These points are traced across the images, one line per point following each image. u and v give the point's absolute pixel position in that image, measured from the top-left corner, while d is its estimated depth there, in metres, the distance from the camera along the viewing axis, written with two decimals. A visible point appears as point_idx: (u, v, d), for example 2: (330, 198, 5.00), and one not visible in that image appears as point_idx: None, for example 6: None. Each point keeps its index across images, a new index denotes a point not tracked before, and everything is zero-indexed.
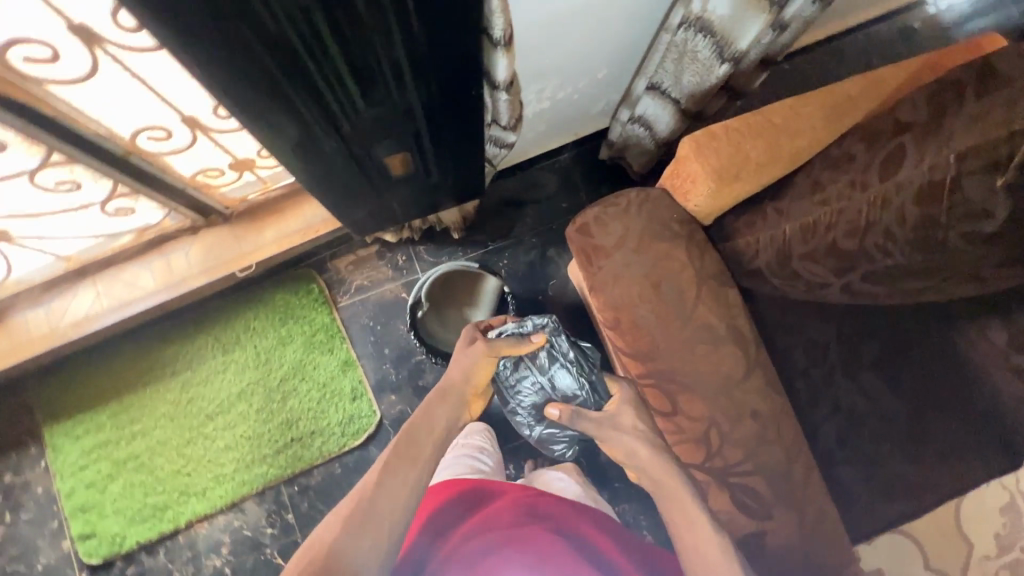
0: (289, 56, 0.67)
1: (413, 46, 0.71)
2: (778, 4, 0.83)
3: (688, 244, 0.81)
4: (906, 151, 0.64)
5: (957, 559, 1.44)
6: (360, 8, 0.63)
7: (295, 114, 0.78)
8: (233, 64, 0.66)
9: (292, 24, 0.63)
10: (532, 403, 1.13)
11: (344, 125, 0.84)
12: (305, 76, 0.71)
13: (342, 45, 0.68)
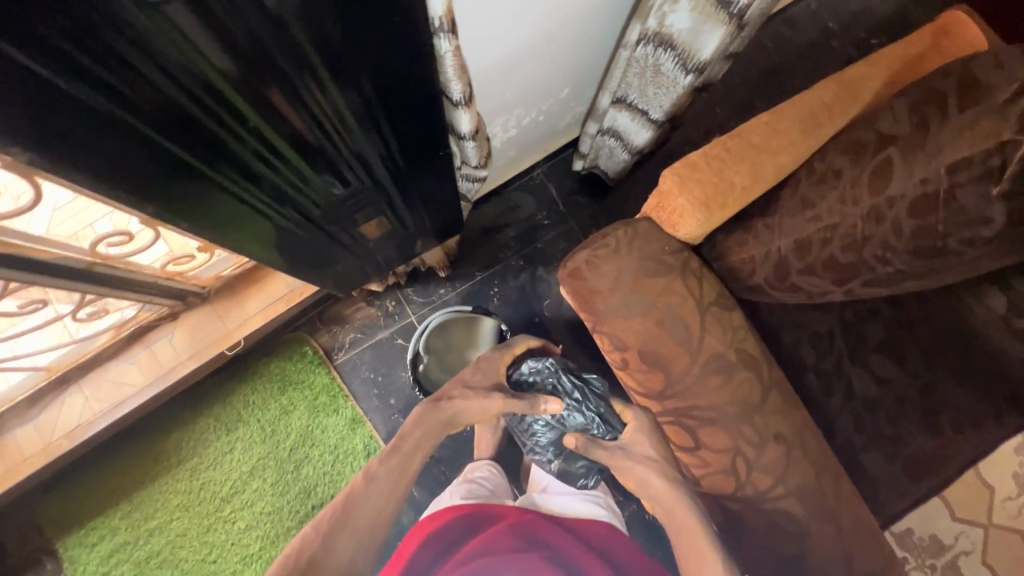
0: (241, 166, 0.63)
1: (372, 129, 0.67)
2: (738, 16, 0.79)
3: (685, 274, 0.79)
4: (894, 165, 0.62)
5: (981, 505, 1.46)
6: (311, 111, 0.59)
7: (261, 214, 0.74)
8: (186, 189, 0.62)
9: (239, 138, 0.58)
10: (550, 440, 1.16)
11: (313, 211, 0.80)
12: (265, 180, 0.67)
13: (295, 145, 0.64)
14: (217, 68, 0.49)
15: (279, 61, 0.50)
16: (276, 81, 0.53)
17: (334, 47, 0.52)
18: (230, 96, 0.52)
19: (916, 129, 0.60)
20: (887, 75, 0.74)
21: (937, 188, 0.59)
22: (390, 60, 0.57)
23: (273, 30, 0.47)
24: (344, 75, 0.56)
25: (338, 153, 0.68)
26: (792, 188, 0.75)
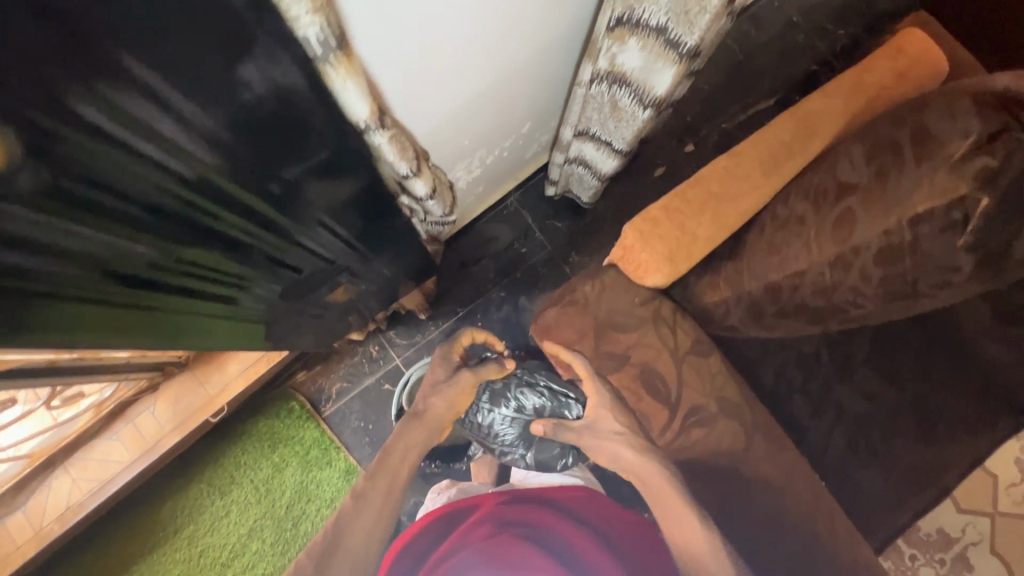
0: (188, 289, 0.59)
1: (310, 209, 0.64)
2: (689, 55, 0.76)
3: (656, 324, 0.78)
4: (856, 213, 0.60)
5: (986, 494, 1.45)
6: (245, 216, 0.56)
7: (219, 318, 0.71)
8: (139, 330, 0.58)
9: (178, 267, 0.55)
10: (510, 436, 1.00)
11: (271, 295, 0.77)
12: (215, 290, 0.64)
13: (237, 253, 0.60)
14: (137, 218, 0.45)
15: (196, 189, 0.47)
16: (200, 209, 0.50)
17: (247, 157, 0.49)
18: (157, 236, 0.49)
19: (875, 178, 0.57)
20: (845, 106, 0.72)
21: (902, 238, 0.57)
22: (308, 151, 0.54)
23: (180, 158, 0.44)
24: (268, 178, 0.54)
25: (281, 241, 0.66)
26: (758, 231, 0.72)
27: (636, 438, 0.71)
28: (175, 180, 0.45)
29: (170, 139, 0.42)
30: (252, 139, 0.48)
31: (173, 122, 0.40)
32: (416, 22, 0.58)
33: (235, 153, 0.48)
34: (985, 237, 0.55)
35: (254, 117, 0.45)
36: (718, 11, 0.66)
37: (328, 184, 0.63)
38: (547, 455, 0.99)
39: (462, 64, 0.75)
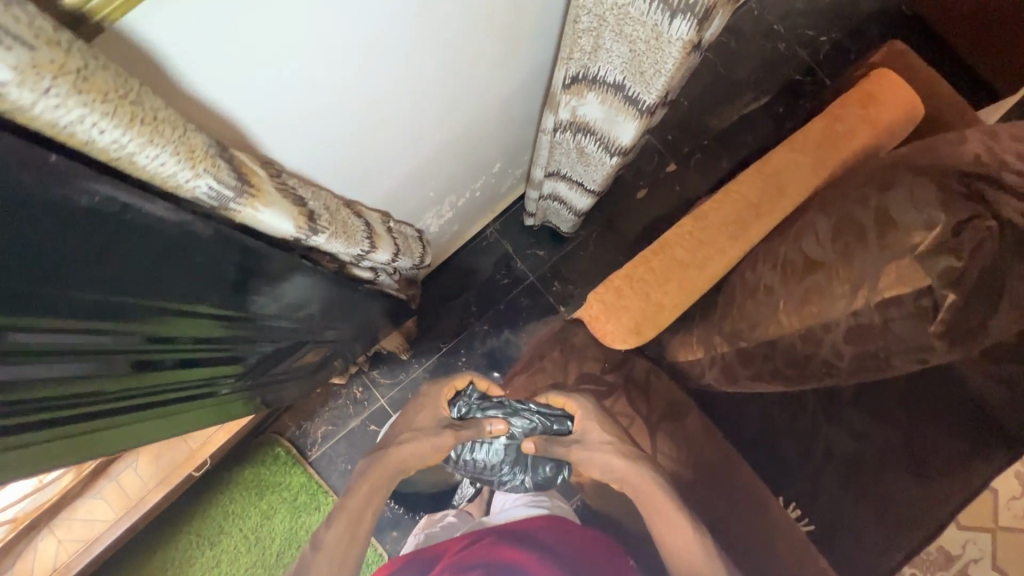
0: (157, 403, 0.58)
1: (264, 304, 0.61)
2: (650, 110, 0.72)
3: (629, 389, 0.81)
4: (823, 290, 0.56)
5: (986, 510, 1.43)
6: (192, 330, 0.53)
7: (183, 415, 0.67)
8: (117, 448, 0.57)
9: (142, 390, 0.54)
10: (513, 455, 0.98)
11: (237, 379, 0.74)
12: (173, 394, 0.60)
13: (201, 360, 0.59)
14: (87, 370, 0.44)
15: (145, 326, 0.46)
16: (139, 338, 0.46)
17: (197, 287, 0.48)
18: (112, 376, 0.47)
19: (840, 256, 0.55)
20: (814, 162, 0.68)
21: (871, 319, 0.54)
22: (264, 266, 0.53)
23: (109, 306, 0.40)
24: (223, 295, 0.52)
25: (238, 337, 0.62)
26: (728, 295, 0.70)
27: (625, 447, 0.70)
28: (122, 328, 0.43)
29: (111, 300, 0.40)
30: (194, 271, 0.45)
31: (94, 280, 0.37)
32: (339, 111, 0.55)
33: (181, 287, 0.46)
34: (961, 322, 0.50)
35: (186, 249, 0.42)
36: (672, 72, 0.62)
37: (293, 283, 0.61)
38: (539, 468, 0.98)
39: (409, 132, 0.71)
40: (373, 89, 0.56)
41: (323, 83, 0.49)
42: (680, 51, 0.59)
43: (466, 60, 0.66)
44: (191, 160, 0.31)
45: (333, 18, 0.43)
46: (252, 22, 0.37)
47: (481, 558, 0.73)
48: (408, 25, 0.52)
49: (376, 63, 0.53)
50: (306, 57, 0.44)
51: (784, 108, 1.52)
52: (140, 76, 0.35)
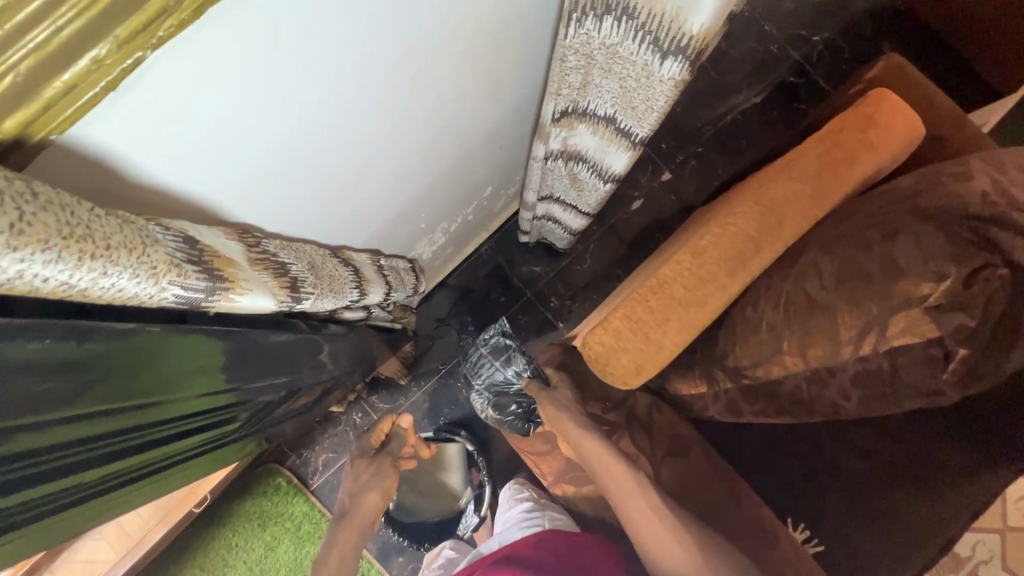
0: (157, 477, 0.56)
1: (261, 370, 0.58)
2: (643, 141, 0.70)
3: (628, 427, 0.83)
4: (829, 331, 0.55)
5: (995, 512, 1.41)
6: (189, 407, 0.50)
7: (180, 475, 0.65)
8: (101, 521, 0.54)
9: (139, 471, 0.51)
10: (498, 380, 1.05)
11: (237, 435, 0.71)
12: (174, 465, 0.58)
13: (200, 429, 0.57)
14: (83, 474, 0.41)
15: (138, 420, 0.43)
16: (136, 430, 0.44)
17: (191, 372, 0.45)
18: (107, 468, 0.44)
19: (845, 300, 0.53)
20: (813, 190, 0.66)
21: (879, 364, 0.53)
22: (259, 338, 0.51)
23: (105, 414, 0.38)
24: (216, 370, 0.50)
25: (235, 401, 0.60)
26: (730, 330, 0.67)
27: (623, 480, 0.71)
28: (114, 428, 0.40)
29: (102, 408, 0.37)
30: (186, 361, 0.43)
31: (91, 395, 0.35)
32: (314, 166, 0.52)
33: (175, 375, 0.43)
34: (973, 369, 0.50)
35: (178, 344, 0.40)
36: (665, 108, 0.60)
37: (292, 347, 0.59)
38: (508, 412, 1.03)
39: (392, 174, 0.69)
40: (349, 141, 0.54)
41: (292, 143, 0.47)
42: (672, 89, 0.56)
43: (447, 100, 0.64)
44: (157, 276, 0.29)
45: (299, 83, 0.41)
46: (215, 100, 0.35)
47: None
48: (381, 78, 0.49)
49: (350, 115, 0.50)
50: (271, 122, 0.42)
51: (779, 111, 1.49)
52: (102, 168, 0.34)
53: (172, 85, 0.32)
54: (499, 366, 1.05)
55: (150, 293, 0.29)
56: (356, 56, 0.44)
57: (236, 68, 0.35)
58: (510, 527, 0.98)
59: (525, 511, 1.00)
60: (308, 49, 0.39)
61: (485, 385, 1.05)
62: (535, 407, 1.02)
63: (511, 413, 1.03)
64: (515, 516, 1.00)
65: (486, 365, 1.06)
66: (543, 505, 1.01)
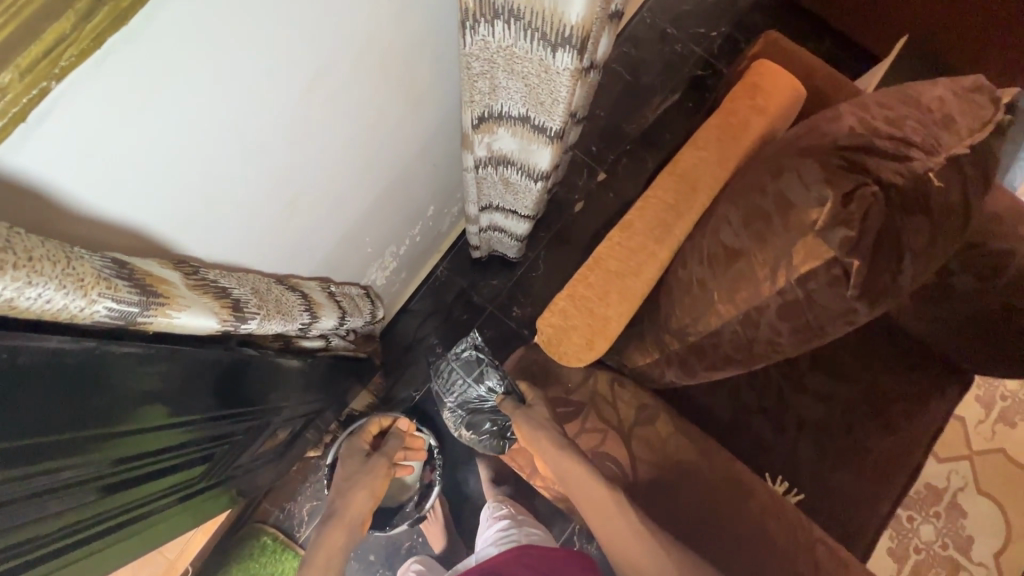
0: (127, 528, 0.55)
1: (218, 403, 0.59)
2: (558, 134, 0.75)
3: (596, 405, 0.81)
4: (748, 275, 0.59)
5: (957, 439, 1.50)
6: (150, 447, 0.51)
7: (157, 529, 0.64)
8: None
9: (104, 519, 0.50)
10: (472, 397, 1.06)
11: (210, 480, 0.71)
12: (145, 516, 0.58)
13: (165, 470, 0.56)
14: (41, 524, 0.41)
15: (89, 456, 0.43)
16: (93, 475, 0.45)
17: (141, 404, 0.46)
18: (68, 519, 0.44)
19: (754, 243, 0.58)
20: (718, 156, 0.73)
21: (796, 295, 0.56)
22: (210, 361, 0.51)
23: (54, 455, 0.39)
24: (169, 403, 0.50)
25: (200, 442, 0.60)
26: (668, 295, 0.71)
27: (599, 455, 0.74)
28: (62, 465, 0.40)
29: (44, 443, 0.37)
30: (132, 393, 0.44)
31: (39, 432, 0.36)
32: (250, 194, 0.55)
33: (125, 411, 0.44)
34: (876, 282, 0.54)
35: (118, 371, 0.41)
36: (568, 98, 0.65)
37: (246, 373, 0.60)
38: (482, 430, 1.05)
39: (331, 197, 0.71)
40: (277, 167, 0.56)
41: (222, 171, 0.49)
42: (569, 79, 0.61)
43: (371, 119, 0.68)
44: (83, 289, 0.30)
45: (217, 112, 0.44)
46: (134, 133, 0.38)
47: None
48: (300, 100, 0.53)
49: (273, 141, 0.53)
50: (197, 151, 0.45)
51: (695, 104, 1.60)
52: (28, 204, 0.35)
53: (89, 116, 0.34)
54: (472, 382, 1.05)
55: (78, 308, 0.31)
56: (269, 81, 0.47)
57: (150, 98, 0.37)
58: (488, 545, 1.13)
59: (503, 528, 1.15)
60: (218, 76, 0.41)
61: (457, 403, 1.05)
62: (510, 424, 1.03)
63: (484, 432, 1.05)
64: (493, 534, 1.15)
65: (458, 383, 1.06)
66: (519, 521, 1.17)
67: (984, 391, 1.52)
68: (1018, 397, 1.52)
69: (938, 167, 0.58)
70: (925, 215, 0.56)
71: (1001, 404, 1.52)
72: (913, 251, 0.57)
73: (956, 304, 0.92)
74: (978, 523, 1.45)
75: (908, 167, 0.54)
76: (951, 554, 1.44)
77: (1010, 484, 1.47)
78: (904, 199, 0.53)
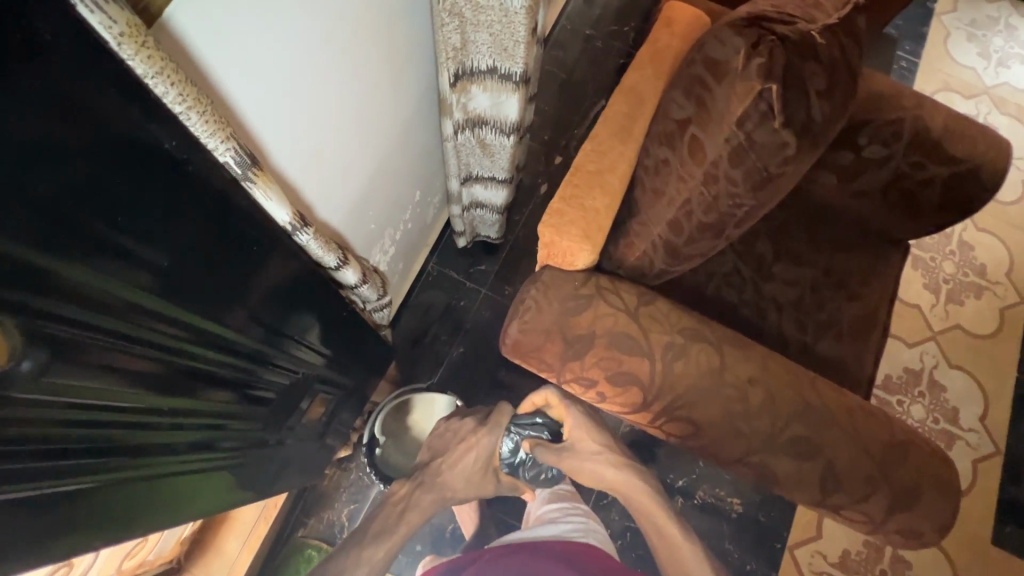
0: (183, 439, 0.61)
1: (251, 325, 0.67)
2: (522, 79, 0.89)
3: (602, 295, 0.87)
4: (699, 137, 0.73)
5: (920, 324, 1.67)
6: (197, 349, 0.59)
7: (212, 466, 0.70)
8: (120, 514, 0.55)
9: (164, 417, 0.57)
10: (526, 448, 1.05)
11: (250, 426, 0.77)
12: (198, 438, 0.65)
13: (198, 393, 0.62)
14: (116, 386, 0.49)
15: (135, 332, 0.49)
16: (156, 355, 0.53)
17: (197, 294, 0.55)
18: (137, 395, 0.52)
19: (698, 107, 0.73)
20: (654, 71, 0.89)
21: (739, 140, 0.69)
22: (236, 274, 0.59)
23: (132, 313, 0.48)
24: (216, 307, 0.59)
25: (236, 366, 0.68)
26: (641, 186, 0.85)
27: (614, 336, 0.85)
28: (113, 330, 0.46)
29: (112, 302, 0.45)
30: (193, 279, 0.53)
31: (134, 275, 0.45)
32: (288, 134, 0.65)
33: (184, 295, 0.53)
34: (795, 116, 0.69)
35: (190, 248, 0.50)
36: (527, 38, 0.80)
37: (262, 300, 0.67)
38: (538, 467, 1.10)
39: (344, 157, 0.82)
40: (307, 114, 0.67)
41: (269, 104, 0.60)
42: (525, 17, 0.76)
43: (370, 82, 0.80)
44: (221, 127, 0.46)
45: (269, 46, 0.55)
46: (219, 50, 0.49)
47: (519, 550, 0.99)
48: (322, 51, 0.64)
49: (305, 88, 0.64)
50: (256, 79, 0.56)
51: None
52: None
53: (193, 25, 0.45)
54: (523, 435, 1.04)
55: (216, 138, 0.46)
56: (302, 25, 0.59)
57: (228, 16, 0.48)
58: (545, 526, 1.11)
59: (562, 514, 1.14)
60: (271, 11, 0.53)
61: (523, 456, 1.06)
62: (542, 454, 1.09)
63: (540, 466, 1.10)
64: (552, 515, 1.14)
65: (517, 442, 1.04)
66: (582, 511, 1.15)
67: (929, 279, 1.71)
68: (959, 278, 1.72)
69: (819, 31, 0.75)
70: (818, 62, 0.72)
71: (947, 287, 1.71)
72: (818, 91, 0.72)
73: (875, 175, 1.09)
74: (958, 394, 1.60)
75: (795, 26, 0.70)
76: (944, 427, 1.57)
77: (974, 355, 1.64)
78: (799, 47, 0.69)
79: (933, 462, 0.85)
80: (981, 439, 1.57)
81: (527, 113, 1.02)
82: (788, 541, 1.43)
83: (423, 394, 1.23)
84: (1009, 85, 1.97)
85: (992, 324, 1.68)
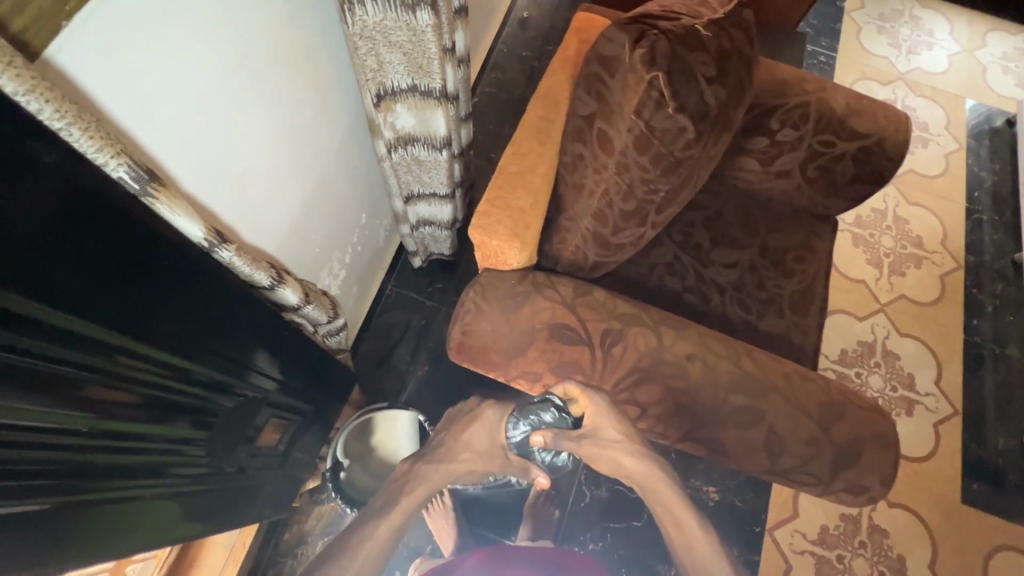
0: (119, 462, 0.62)
1: (184, 347, 0.68)
2: (443, 95, 0.93)
3: (540, 289, 0.89)
4: (605, 128, 0.78)
5: (868, 298, 1.73)
6: (125, 369, 0.60)
7: (156, 492, 0.70)
8: (58, 539, 0.55)
9: (93, 438, 0.58)
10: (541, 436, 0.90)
11: (198, 453, 0.77)
12: (136, 461, 0.65)
13: (130, 415, 0.62)
14: (32, 405, 0.50)
15: (50, 351, 0.50)
16: (75, 374, 0.54)
17: (117, 313, 0.56)
18: (58, 416, 0.53)
19: (599, 101, 0.78)
20: (566, 77, 0.96)
21: (638, 128, 0.74)
22: (157, 293, 0.61)
23: (44, 330, 0.49)
24: (142, 328, 0.60)
25: (172, 389, 0.69)
26: (564, 182, 0.89)
27: (553, 327, 0.87)
28: (26, 346, 0.48)
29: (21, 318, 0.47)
30: (109, 298, 0.55)
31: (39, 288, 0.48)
32: (206, 160, 0.68)
33: (103, 314, 0.55)
34: (687, 100, 0.73)
35: (98, 265, 0.52)
36: (439, 54, 0.85)
37: (193, 322, 0.68)
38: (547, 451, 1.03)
39: (275, 181, 0.84)
40: (226, 138, 0.70)
41: (182, 132, 0.62)
42: (433, 34, 0.81)
43: (293, 109, 0.83)
44: (109, 145, 0.50)
45: (173, 75, 0.58)
46: (117, 79, 0.52)
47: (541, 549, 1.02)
48: (234, 79, 0.68)
49: (220, 114, 0.67)
50: (164, 107, 0.58)
51: None
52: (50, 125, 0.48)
53: (84, 57, 0.48)
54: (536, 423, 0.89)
55: (105, 154, 0.50)
56: (208, 55, 0.62)
57: (122, 47, 0.51)
58: None
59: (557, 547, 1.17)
60: (170, 42, 0.56)
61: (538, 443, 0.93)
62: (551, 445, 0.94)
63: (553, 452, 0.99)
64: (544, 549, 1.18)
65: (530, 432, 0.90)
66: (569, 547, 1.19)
67: (871, 254, 1.79)
68: (899, 251, 1.80)
69: (705, 24, 0.81)
70: (706, 52, 0.78)
71: (888, 260, 1.79)
72: (709, 78, 0.77)
73: (792, 156, 1.16)
74: (912, 360, 1.66)
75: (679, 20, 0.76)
76: (903, 394, 1.62)
77: (922, 321, 1.71)
78: (682, 39, 0.74)
79: (871, 417, 0.88)
80: (939, 402, 1.62)
81: (457, 127, 1.06)
82: (766, 523, 1.44)
83: (386, 411, 1.22)
84: (921, 69, 2.11)
85: (935, 291, 1.75)
